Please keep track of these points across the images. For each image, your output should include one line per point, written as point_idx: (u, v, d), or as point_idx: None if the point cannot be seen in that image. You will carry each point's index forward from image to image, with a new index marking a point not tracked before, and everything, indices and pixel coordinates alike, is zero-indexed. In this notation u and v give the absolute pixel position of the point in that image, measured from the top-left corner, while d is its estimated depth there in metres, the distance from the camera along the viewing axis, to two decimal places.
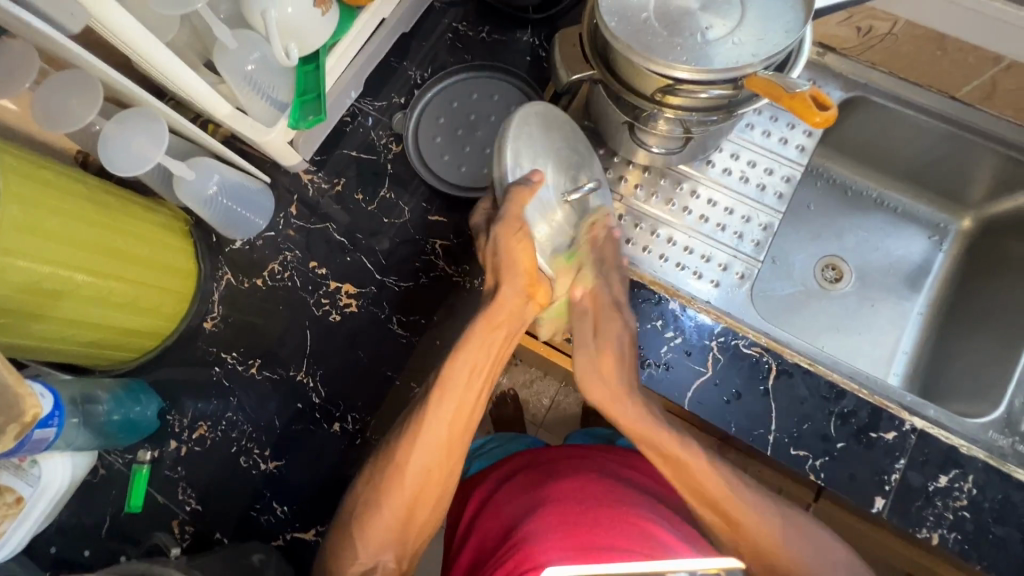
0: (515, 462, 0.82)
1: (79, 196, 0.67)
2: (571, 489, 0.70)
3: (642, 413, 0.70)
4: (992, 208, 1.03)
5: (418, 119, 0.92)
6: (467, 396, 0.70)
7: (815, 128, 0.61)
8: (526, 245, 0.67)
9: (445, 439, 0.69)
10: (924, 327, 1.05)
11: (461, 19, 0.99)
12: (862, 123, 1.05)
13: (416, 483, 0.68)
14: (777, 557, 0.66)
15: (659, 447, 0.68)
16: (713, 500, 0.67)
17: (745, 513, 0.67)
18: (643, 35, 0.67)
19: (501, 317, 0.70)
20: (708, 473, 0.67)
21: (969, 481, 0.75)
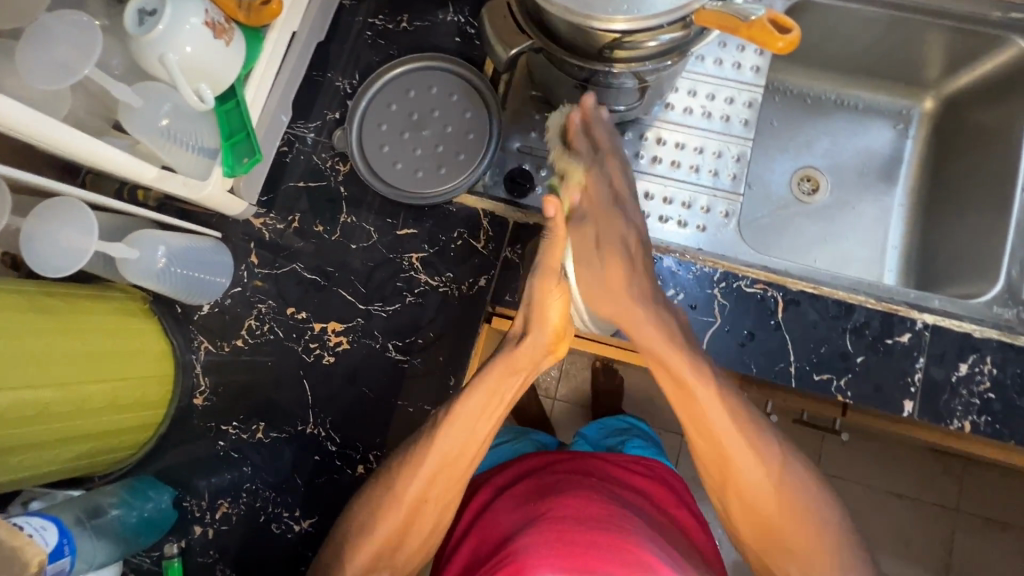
0: (518, 470, 0.82)
1: (21, 309, 0.61)
2: (571, 507, 0.68)
3: (649, 317, 0.67)
4: (951, 84, 1.03)
5: (359, 131, 0.85)
6: (477, 429, 0.68)
7: (779, 53, 0.58)
8: (557, 295, 0.68)
9: (438, 465, 0.67)
10: (909, 218, 1.05)
11: (376, 13, 0.92)
12: (809, 28, 1.02)
13: (412, 508, 0.67)
14: (769, 510, 0.65)
15: (658, 356, 0.67)
16: (708, 427, 0.65)
17: (746, 453, 0.65)
18: None
19: (521, 364, 0.68)
20: (720, 411, 0.65)
21: (988, 362, 0.75)
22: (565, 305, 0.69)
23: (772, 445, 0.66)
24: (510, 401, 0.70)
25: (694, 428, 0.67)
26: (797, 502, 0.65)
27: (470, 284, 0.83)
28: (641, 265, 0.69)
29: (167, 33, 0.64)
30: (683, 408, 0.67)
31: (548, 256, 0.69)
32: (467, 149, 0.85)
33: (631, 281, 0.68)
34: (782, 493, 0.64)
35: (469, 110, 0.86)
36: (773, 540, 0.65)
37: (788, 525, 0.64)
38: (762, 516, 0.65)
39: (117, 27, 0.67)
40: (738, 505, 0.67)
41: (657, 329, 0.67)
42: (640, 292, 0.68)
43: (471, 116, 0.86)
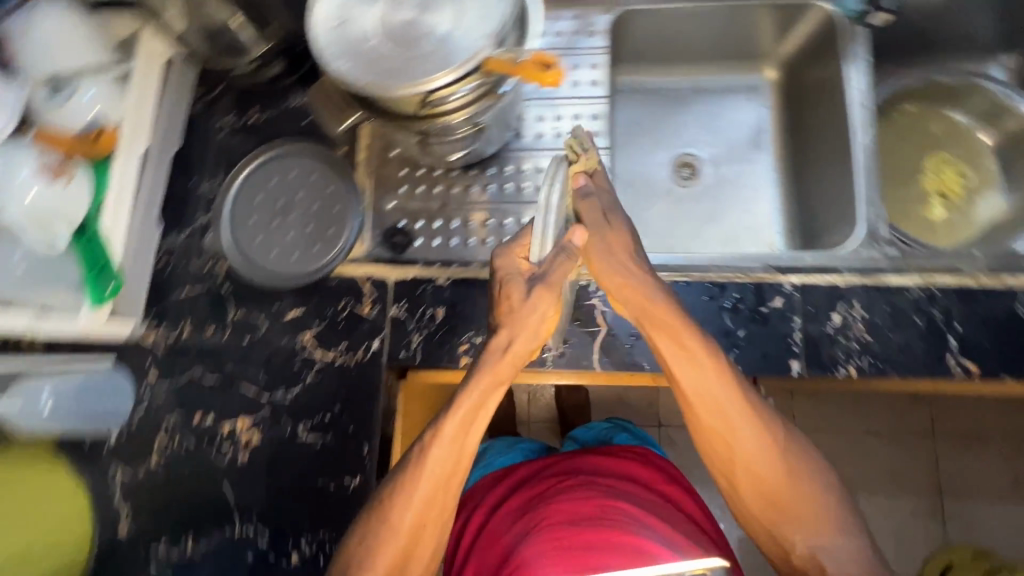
0: (508, 483, 0.87)
1: None
2: (564, 510, 0.72)
3: (654, 292, 0.72)
4: (783, 53, 1.09)
5: (228, 229, 0.88)
6: (467, 443, 0.66)
7: (551, 86, 0.66)
8: (545, 303, 0.65)
9: (429, 495, 0.65)
10: (781, 180, 1.10)
11: (226, 113, 0.95)
12: (644, 31, 1.07)
13: (414, 533, 0.65)
14: (770, 480, 0.70)
15: (657, 328, 0.71)
16: (714, 403, 0.70)
17: (750, 423, 0.70)
18: (380, 63, 0.68)
19: (504, 366, 0.66)
20: (712, 370, 0.70)
21: (856, 307, 0.80)
22: (552, 312, 0.66)
23: (778, 427, 0.72)
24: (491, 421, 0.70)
25: (697, 398, 0.71)
26: (793, 472, 0.70)
27: (364, 350, 0.84)
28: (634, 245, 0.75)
29: None
30: (681, 371, 0.71)
31: (556, 274, 0.66)
32: (336, 222, 0.88)
33: (636, 275, 0.73)
34: (785, 459, 0.70)
35: (330, 185, 0.90)
36: (776, 504, 0.70)
37: (786, 491, 0.69)
38: (765, 480, 0.70)
39: None
40: (746, 486, 0.71)
41: (666, 306, 0.72)
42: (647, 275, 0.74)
43: (333, 191, 0.89)
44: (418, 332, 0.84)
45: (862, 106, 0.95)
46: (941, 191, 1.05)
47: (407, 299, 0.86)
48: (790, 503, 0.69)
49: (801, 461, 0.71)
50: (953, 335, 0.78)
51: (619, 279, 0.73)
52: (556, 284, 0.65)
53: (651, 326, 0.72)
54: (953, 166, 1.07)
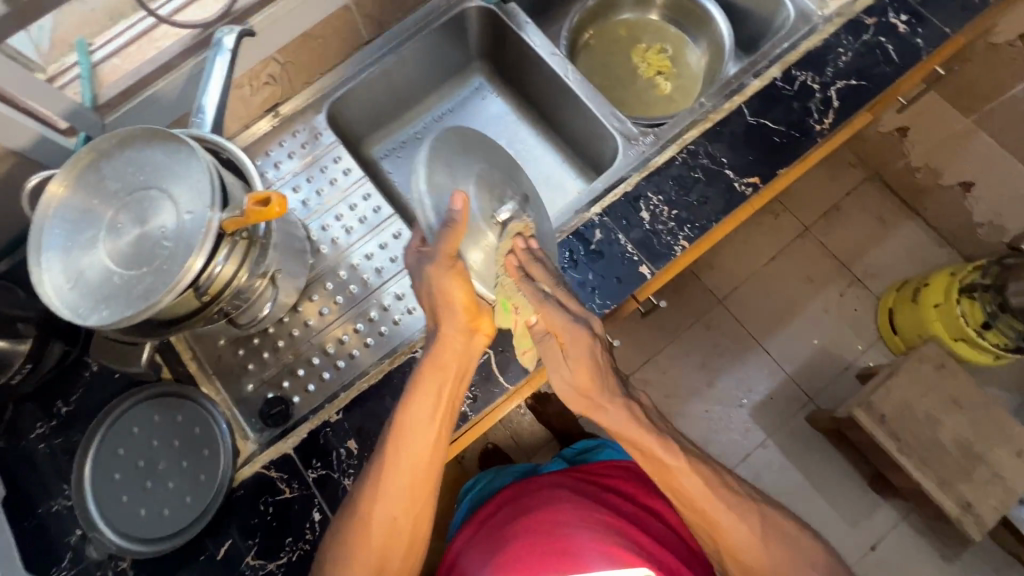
0: (502, 496, 0.97)
1: None
2: (544, 521, 0.84)
3: (616, 403, 0.76)
4: (478, 51, 1.21)
5: (107, 524, 0.80)
6: (426, 434, 0.76)
7: (284, 214, 0.66)
8: (459, 280, 0.69)
9: (407, 481, 0.76)
10: (548, 139, 1.21)
11: (31, 425, 0.87)
12: (361, 106, 1.13)
13: (384, 529, 0.75)
14: (747, 556, 0.76)
15: (645, 448, 0.76)
16: (691, 498, 0.77)
17: (722, 512, 0.76)
18: (134, 292, 0.68)
19: (446, 359, 0.76)
20: (684, 468, 0.77)
21: (652, 196, 0.91)
22: (468, 289, 0.70)
23: (743, 508, 0.78)
24: (454, 402, 0.79)
25: (666, 487, 0.78)
26: (776, 552, 0.76)
27: (311, 527, 0.80)
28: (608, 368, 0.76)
29: None
30: (658, 474, 0.78)
31: (445, 244, 0.66)
32: (205, 439, 0.84)
33: (601, 384, 0.75)
34: (761, 536, 0.77)
35: (178, 413, 0.85)
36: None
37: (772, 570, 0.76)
38: (741, 557, 0.77)
39: None
40: (726, 556, 0.78)
41: (626, 421, 0.76)
42: (612, 392, 0.76)
43: (184, 416, 0.85)
44: (347, 475, 0.82)
45: (552, 56, 1.09)
46: (658, 72, 1.24)
47: (315, 456, 0.83)
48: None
49: (777, 549, 0.76)
50: (726, 168, 0.91)
51: (579, 380, 0.75)
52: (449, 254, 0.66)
53: (627, 438, 0.77)
54: (653, 49, 1.26)
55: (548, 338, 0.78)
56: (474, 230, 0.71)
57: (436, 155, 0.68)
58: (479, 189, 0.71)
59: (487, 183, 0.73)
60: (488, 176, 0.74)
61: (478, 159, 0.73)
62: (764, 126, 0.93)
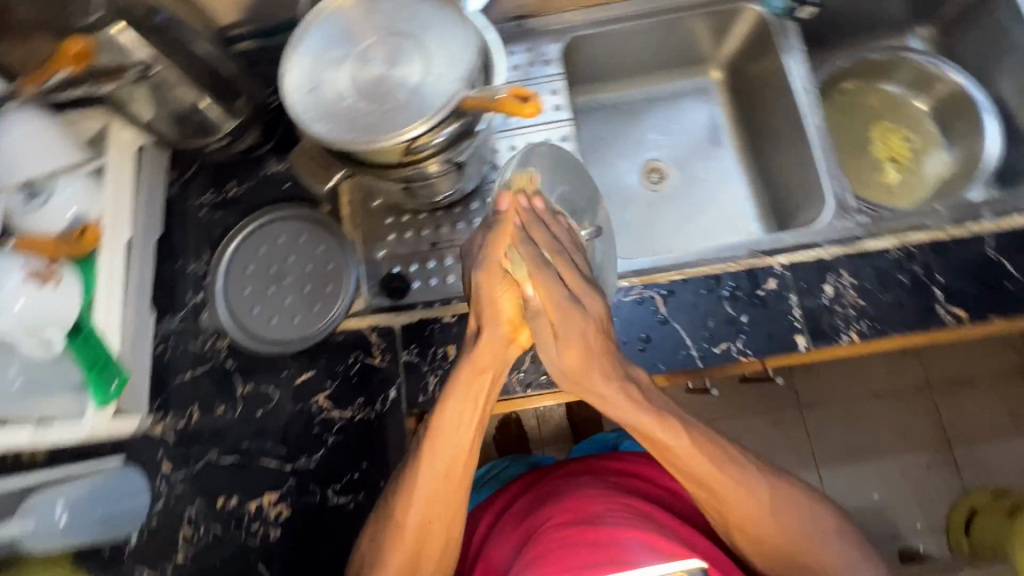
0: (524, 483, 0.91)
1: None
2: (567, 512, 0.72)
3: (615, 387, 0.63)
4: (725, 53, 1.16)
5: (226, 303, 0.87)
6: (460, 441, 0.69)
7: (531, 118, 0.66)
8: (510, 291, 0.64)
9: (440, 485, 0.70)
10: (745, 170, 1.15)
11: (204, 190, 0.95)
12: (592, 53, 1.12)
13: (419, 531, 0.70)
14: (767, 535, 0.72)
15: (639, 426, 0.66)
16: (699, 475, 0.69)
17: (732, 487, 0.70)
18: (358, 120, 0.71)
19: (484, 362, 0.67)
20: (691, 451, 0.68)
21: (844, 275, 0.84)
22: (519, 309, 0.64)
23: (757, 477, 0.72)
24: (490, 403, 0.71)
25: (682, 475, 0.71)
26: (793, 524, 0.72)
27: (383, 401, 0.84)
28: (599, 348, 0.62)
29: None
30: (679, 460, 0.68)
31: (493, 255, 0.63)
32: (332, 278, 0.89)
33: (592, 363, 0.62)
34: (776, 508, 0.71)
35: (320, 244, 0.90)
36: (779, 558, 0.72)
37: (795, 545, 0.71)
38: (755, 533, 0.72)
39: None
40: (748, 541, 0.73)
41: (627, 400, 0.64)
42: (613, 377, 0.63)
43: (324, 249, 0.90)
44: (433, 373, 0.84)
45: (804, 91, 1.02)
46: (891, 157, 1.14)
47: (416, 342, 0.86)
48: (808, 562, 0.71)
49: (798, 520, 0.72)
50: (937, 286, 0.83)
51: (576, 360, 0.62)
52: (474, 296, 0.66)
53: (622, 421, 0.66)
54: (897, 132, 1.15)
55: (540, 318, 0.62)
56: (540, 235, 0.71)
57: (527, 162, 0.73)
58: (563, 199, 0.74)
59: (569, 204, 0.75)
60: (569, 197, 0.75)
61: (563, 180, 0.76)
62: (1000, 265, 0.83)
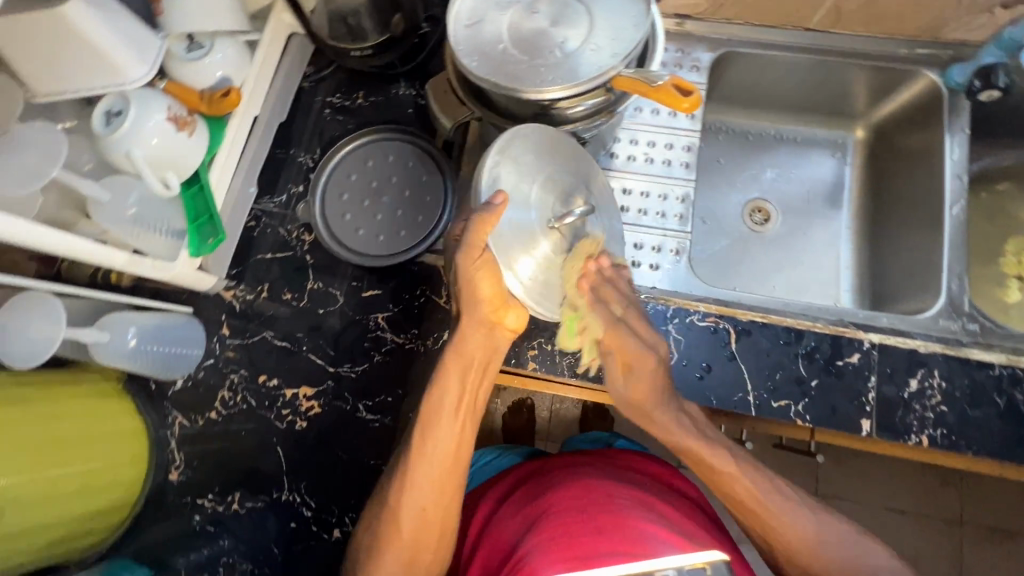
0: (518, 474, 0.87)
1: (24, 400, 0.66)
2: (569, 498, 0.72)
3: (672, 413, 0.72)
4: (877, 114, 1.09)
5: (322, 201, 0.90)
6: (450, 432, 0.69)
7: (685, 113, 0.65)
8: (487, 274, 0.65)
9: (436, 478, 0.69)
10: (857, 238, 1.09)
11: (333, 91, 0.99)
12: (740, 73, 1.08)
13: (414, 522, 0.69)
14: (810, 560, 0.69)
15: (686, 451, 0.72)
16: (738, 497, 0.71)
17: (773, 510, 0.70)
18: (507, 66, 0.71)
19: (471, 350, 0.69)
20: (734, 470, 0.71)
21: (936, 376, 0.79)
22: (497, 279, 0.65)
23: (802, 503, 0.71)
24: (477, 396, 0.72)
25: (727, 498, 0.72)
26: (844, 553, 0.68)
27: (435, 339, 0.87)
28: (663, 384, 0.71)
29: (133, 129, 0.69)
30: (709, 478, 0.72)
31: (475, 234, 0.62)
32: (424, 210, 0.90)
33: (657, 392, 0.71)
34: (821, 535, 0.69)
35: (424, 174, 0.92)
36: None
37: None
38: (803, 561, 0.69)
39: (86, 129, 0.74)
40: (795, 568, 0.70)
41: (679, 425, 0.72)
42: (676, 406, 0.72)
43: (426, 180, 0.92)
44: None
45: (953, 177, 0.96)
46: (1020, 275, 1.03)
47: None
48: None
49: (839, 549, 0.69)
50: None
51: (692, 445, 0.72)
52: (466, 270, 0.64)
53: (681, 450, 0.73)
54: None
55: (607, 357, 0.73)
56: (525, 232, 0.66)
57: (509, 148, 0.67)
58: (540, 189, 0.68)
59: (555, 186, 0.69)
60: (557, 182, 0.69)
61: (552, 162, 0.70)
62: None
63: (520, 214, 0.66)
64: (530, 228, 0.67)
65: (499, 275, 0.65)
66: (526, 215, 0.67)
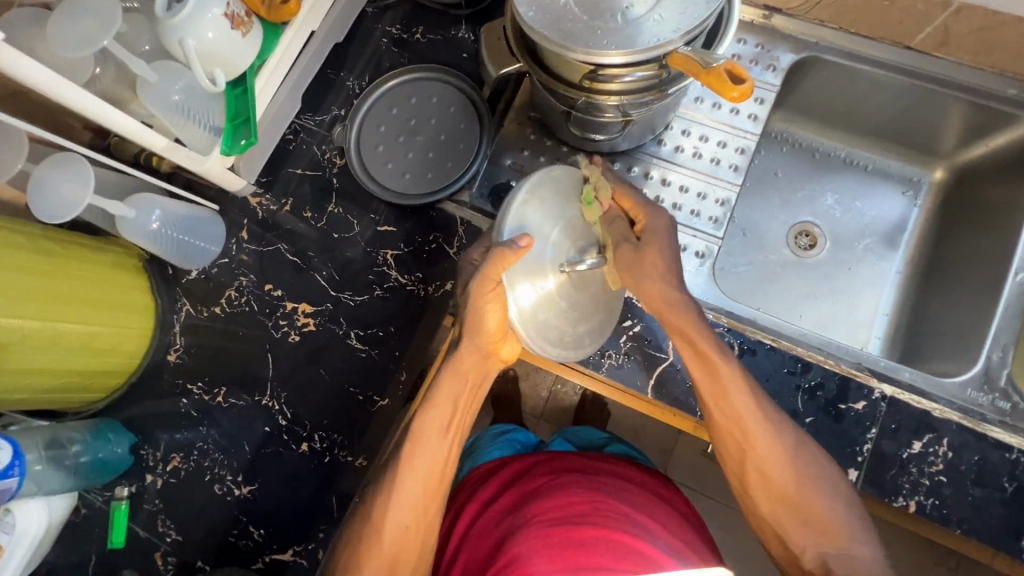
0: (500, 480, 0.83)
1: (50, 254, 0.72)
2: (557, 508, 0.71)
3: (677, 296, 0.70)
4: (964, 157, 0.99)
5: (358, 129, 0.91)
6: (437, 450, 0.70)
7: (733, 102, 0.61)
8: (496, 305, 0.68)
9: (422, 498, 0.69)
10: (903, 285, 1.01)
11: (394, 22, 0.97)
12: (820, 84, 1.00)
13: (395, 543, 0.68)
14: (778, 480, 0.64)
15: (679, 328, 0.70)
16: (730, 403, 0.67)
17: (762, 427, 0.66)
18: (563, 21, 0.67)
19: (465, 369, 0.72)
20: (733, 377, 0.67)
21: (943, 444, 0.73)
22: (502, 311, 0.68)
23: (782, 424, 0.67)
24: (468, 416, 0.74)
25: (714, 403, 0.68)
26: (812, 481, 0.64)
27: (436, 287, 0.88)
28: (672, 250, 0.72)
29: (191, 18, 0.70)
30: (706, 382, 0.68)
31: (491, 267, 0.64)
32: (454, 159, 0.90)
33: (666, 263, 0.71)
34: (793, 456, 0.65)
35: (463, 122, 0.91)
36: (793, 512, 0.64)
37: (807, 505, 0.63)
38: (774, 481, 0.65)
39: (148, 10, 0.76)
40: (761, 493, 0.66)
41: (685, 310, 0.70)
42: (671, 277, 0.71)
43: (464, 129, 0.91)
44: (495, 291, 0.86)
45: None
46: None
47: None
48: (807, 515, 0.63)
49: (815, 477, 0.65)
50: None
51: (674, 299, 0.70)
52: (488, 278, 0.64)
53: (678, 333, 0.70)
54: None
55: (614, 222, 0.73)
56: (538, 271, 0.68)
57: (540, 187, 0.70)
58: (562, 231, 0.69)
59: (574, 231, 0.70)
60: (577, 227, 0.71)
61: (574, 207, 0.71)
62: None
63: (537, 248, 0.68)
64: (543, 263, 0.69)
65: (505, 306, 0.68)
66: (541, 251, 0.68)
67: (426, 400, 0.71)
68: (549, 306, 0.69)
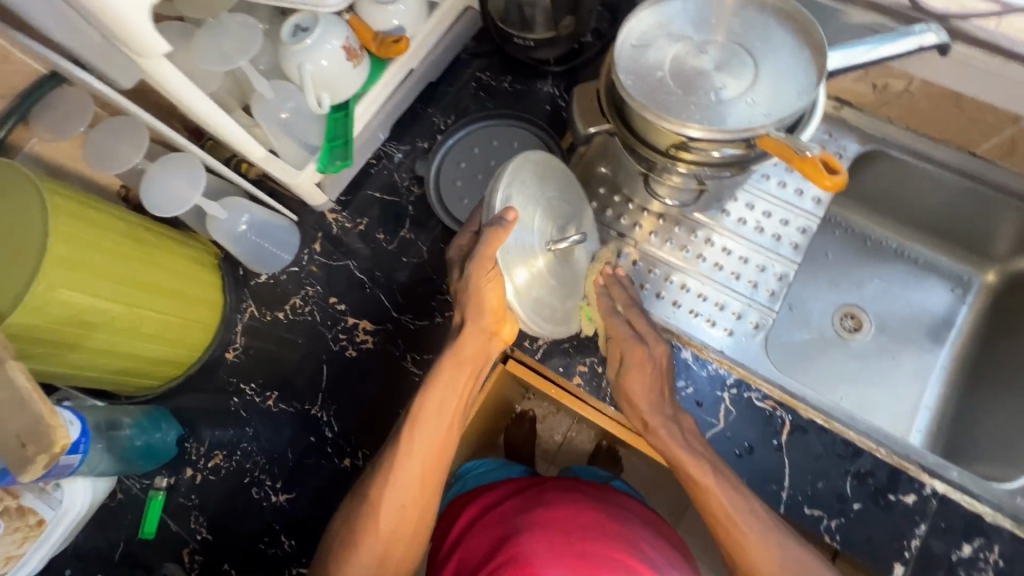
0: (509, 486, 0.85)
1: (145, 244, 0.75)
2: (563, 518, 0.75)
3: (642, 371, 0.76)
4: (1017, 263, 1.01)
5: (440, 163, 0.96)
6: (438, 429, 0.73)
7: (825, 190, 0.65)
8: (496, 283, 0.69)
9: (419, 476, 0.73)
10: (948, 381, 1.01)
11: (484, 69, 1.04)
12: (878, 176, 1.04)
13: (390, 520, 0.71)
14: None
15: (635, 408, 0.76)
16: (689, 474, 0.72)
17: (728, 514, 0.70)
18: (657, 93, 0.72)
19: (466, 353, 0.73)
20: (698, 466, 0.71)
21: (995, 551, 0.72)
22: (502, 290, 0.69)
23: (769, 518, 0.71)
24: (468, 399, 0.76)
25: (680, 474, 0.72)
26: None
27: None
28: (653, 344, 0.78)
29: (313, 47, 0.76)
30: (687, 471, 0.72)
31: (486, 248, 0.65)
32: None
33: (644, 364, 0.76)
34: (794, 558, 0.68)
35: None
36: None
37: None
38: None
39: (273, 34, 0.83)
40: None
41: (651, 391, 0.76)
42: (640, 360, 0.76)
43: None
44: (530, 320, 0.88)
45: None
46: None
47: None
48: None
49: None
50: None
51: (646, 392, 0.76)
52: (487, 256, 0.65)
53: (632, 412, 0.77)
54: None
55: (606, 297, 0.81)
56: (530, 251, 0.71)
57: (519, 172, 0.71)
58: (542, 215, 0.73)
59: (555, 212, 0.75)
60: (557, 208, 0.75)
61: (550, 186, 0.76)
62: None
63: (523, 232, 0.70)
64: (533, 247, 0.71)
65: (506, 287, 0.69)
66: (528, 236, 0.71)
67: (426, 383, 0.74)
68: (543, 283, 0.72)
